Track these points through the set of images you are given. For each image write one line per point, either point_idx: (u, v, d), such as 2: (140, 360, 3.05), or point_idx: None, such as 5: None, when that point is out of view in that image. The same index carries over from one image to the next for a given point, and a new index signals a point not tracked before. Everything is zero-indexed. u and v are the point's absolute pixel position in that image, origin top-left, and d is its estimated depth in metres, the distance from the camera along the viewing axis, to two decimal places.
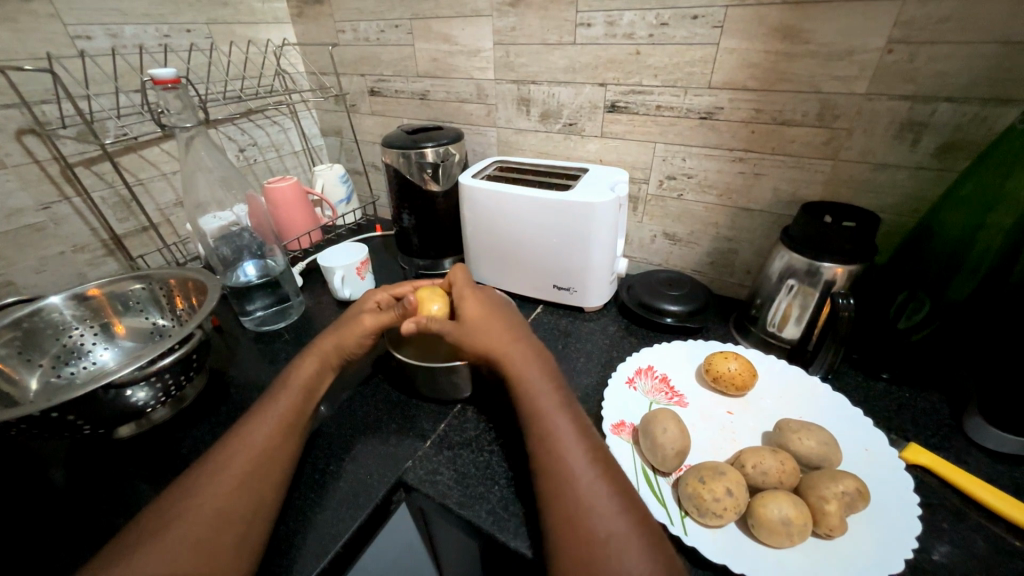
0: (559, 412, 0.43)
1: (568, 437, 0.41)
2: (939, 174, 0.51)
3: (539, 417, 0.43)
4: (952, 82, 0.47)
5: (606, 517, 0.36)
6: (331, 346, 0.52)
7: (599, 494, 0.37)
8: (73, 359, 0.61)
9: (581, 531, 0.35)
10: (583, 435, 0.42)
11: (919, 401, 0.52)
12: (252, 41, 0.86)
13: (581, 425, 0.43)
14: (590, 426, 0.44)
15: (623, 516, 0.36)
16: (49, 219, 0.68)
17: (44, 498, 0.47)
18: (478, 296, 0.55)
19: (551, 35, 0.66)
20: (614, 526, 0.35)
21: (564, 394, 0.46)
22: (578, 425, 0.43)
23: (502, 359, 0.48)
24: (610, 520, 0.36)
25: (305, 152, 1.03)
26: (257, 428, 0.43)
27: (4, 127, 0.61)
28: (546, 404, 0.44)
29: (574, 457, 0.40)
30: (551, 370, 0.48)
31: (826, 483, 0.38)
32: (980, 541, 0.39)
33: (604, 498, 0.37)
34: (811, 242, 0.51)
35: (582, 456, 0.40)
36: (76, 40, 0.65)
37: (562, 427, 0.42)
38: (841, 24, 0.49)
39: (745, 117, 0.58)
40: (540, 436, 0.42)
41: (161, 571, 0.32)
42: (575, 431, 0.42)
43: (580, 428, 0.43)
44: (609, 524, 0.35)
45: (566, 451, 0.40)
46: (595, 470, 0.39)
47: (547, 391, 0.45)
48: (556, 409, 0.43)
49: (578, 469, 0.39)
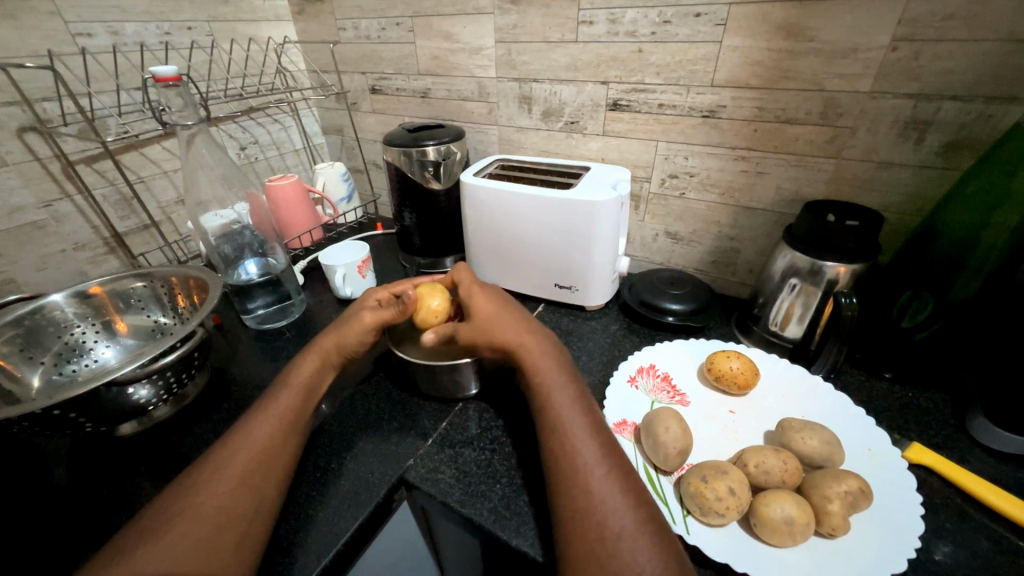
0: (572, 406, 0.43)
1: (581, 432, 0.41)
2: (943, 173, 0.51)
3: (552, 411, 0.43)
4: (957, 80, 0.46)
5: (617, 512, 0.36)
6: (331, 346, 0.52)
7: (611, 489, 0.37)
8: (75, 357, 0.61)
9: (592, 525, 0.35)
10: (596, 431, 0.42)
11: (921, 400, 0.52)
12: (253, 38, 0.86)
13: (590, 419, 0.43)
14: (600, 419, 0.43)
15: (634, 511, 0.36)
16: (50, 217, 0.68)
17: (46, 495, 0.47)
18: (490, 292, 0.56)
19: (553, 33, 0.66)
20: (625, 522, 0.35)
21: (574, 387, 0.46)
22: (591, 421, 0.43)
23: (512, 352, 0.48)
24: (621, 515, 0.35)
25: (306, 150, 1.03)
26: (261, 425, 0.43)
27: (5, 124, 0.61)
28: (560, 400, 0.44)
29: (587, 451, 0.40)
30: (567, 365, 0.48)
31: (829, 483, 0.38)
32: (984, 541, 0.39)
33: (616, 493, 0.37)
34: (814, 241, 0.51)
35: (595, 451, 0.40)
36: (77, 37, 0.65)
37: (576, 422, 0.42)
38: (845, 21, 0.48)
39: (748, 116, 0.58)
40: (553, 430, 0.42)
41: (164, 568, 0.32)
42: (588, 425, 0.42)
43: (594, 423, 0.43)
44: (620, 519, 0.35)
45: (580, 445, 0.40)
46: (607, 465, 0.39)
47: (561, 385, 0.45)
48: (570, 403, 0.44)
49: (591, 463, 0.39)
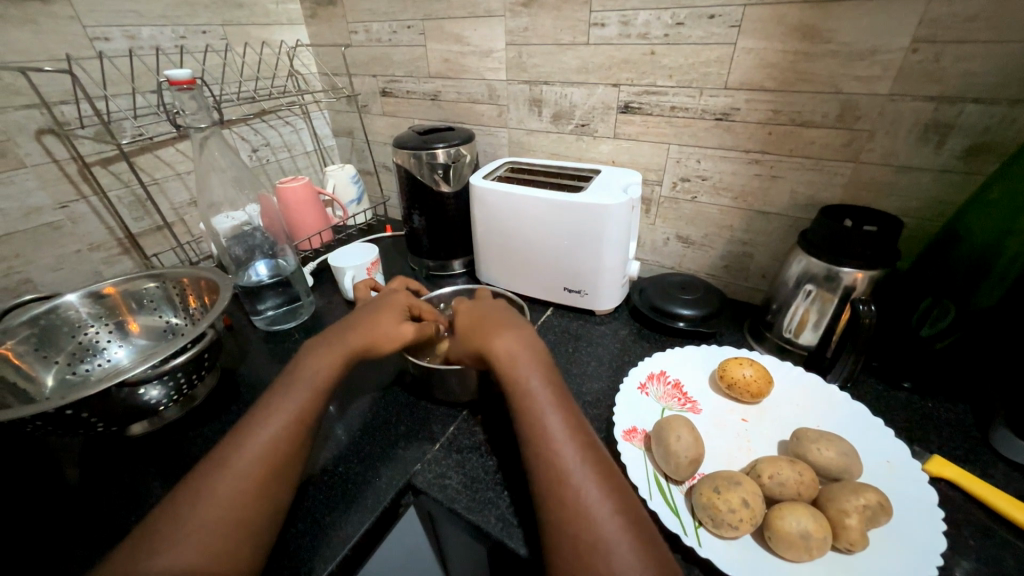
0: (550, 409, 0.42)
1: (558, 436, 0.40)
2: (966, 177, 0.49)
3: (529, 416, 0.42)
4: (979, 83, 0.45)
5: (594, 521, 0.35)
6: (360, 343, 0.50)
7: (589, 497, 0.36)
8: (88, 357, 0.62)
9: (569, 535, 0.35)
10: (576, 433, 0.40)
11: (941, 411, 0.51)
12: (266, 42, 0.87)
13: (570, 423, 0.41)
14: (582, 421, 0.42)
15: (613, 520, 0.35)
16: (67, 218, 0.69)
17: (58, 494, 0.48)
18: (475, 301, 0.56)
19: (564, 35, 0.66)
20: (602, 532, 0.34)
21: (554, 389, 0.44)
22: (570, 424, 0.41)
23: (489, 355, 0.47)
24: (599, 525, 0.35)
25: (317, 153, 1.04)
26: (269, 423, 0.42)
27: (24, 127, 0.62)
28: (537, 402, 0.42)
29: (565, 457, 0.38)
30: (546, 365, 0.46)
31: (847, 496, 0.37)
32: (1009, 558, 0.38)
33: (593, 500, 0.36)
34: (831, 246, 0.49)
35: (574, 456, 0.39)
36: (95, 41, 0.66)
37: (553, 426, 0.41)
38: (864, 23, 0.47)
39: (762, 119, 0.57)
40: (530, 436, 0.41)
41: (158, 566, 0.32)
42: (566, 428, 0.41)
43: (573, 425, 0.41)
44: (597, 530, 0.34)
45: (557, 451, 0.39)
46: (586, 470, 0.38)
47: (539, 387, 0.44)
48: (547, 406, 0.42)
49: (569, 470, 0.38)
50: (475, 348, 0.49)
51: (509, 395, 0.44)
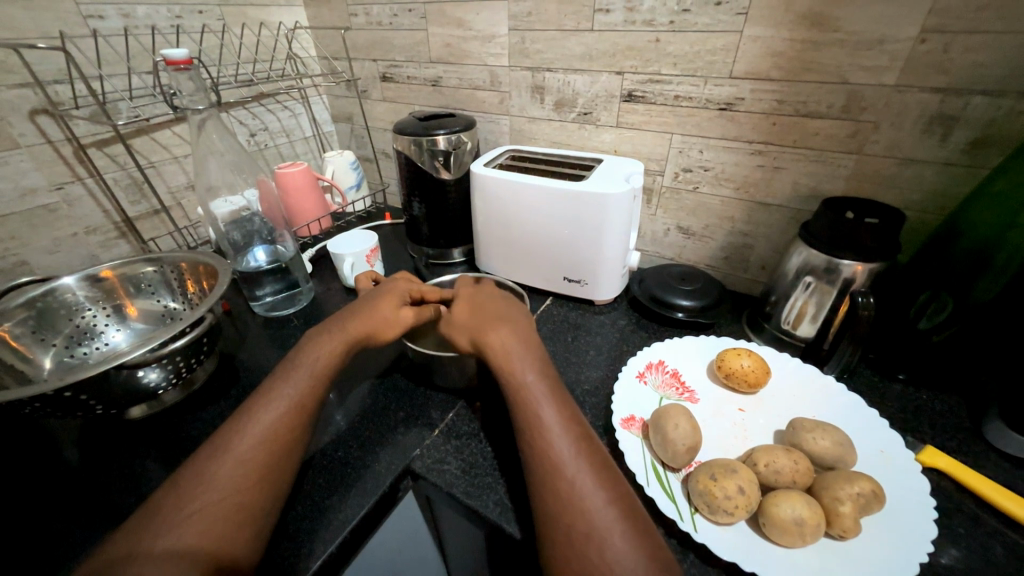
0: (545, 401, 0.42)
1: (552, 427, 0.40)
2: (970, 170, 0.49)
3: (524, 409, 0.42)
4: (988, 74, 0.45)
5: (588, 512, 0.35)
6: (361, 329, 0.50)
7: (582, 486, 0.36)
8: (86, 340, 0.62)
9: (561, 525, 0.35)
10: (570, 425, 0.41)
11: (936, 403, 0.51)
12: (264, 23, 0.86)
13: (564, 415, 0.41)
14: (575, 412, 0.42)
15: (606, 510, 0.35)
16: (62, 200, 0.68)
17: (57, 476, 0.48)
18: (475, 292, 0.56)
19: (568, 21, 0.65)
20: (595, 521, 0.34)
21: (549, 380, 0.44)
22: (565, 415, 0.41)
23: (485, 346, 0.47)
24: (592, 515, 0.35)
25: (315, 138, 1.03)
26: (266, 412, 0.41)
27: (18, 107, 0.61)
28: (532, 394, 0.43)
29: (559, 448, 0.39)
30: (540, 358, 0.47)
31: (841, 485, 0.38)
32: (998, 547, 0.39)
33: (587, 491, 0.36)
34: (832, 239, 0.49)
35: (568, 448, 0.39)
36: (89, 19, 0.65)
37: (547, 419, 0.41)
38: (873, 11, 0.47)
39: (767, 109, 0.56)
40: (525, 428, 0.41)
41: (156, 551, 0.32)
42: (561, 420, 0.41)
43: (567, 416, 0.41)
44: (590, 520, 0.35)
45: (552, 443, 0.39)
46: (580, 461, 0.38)
47: (533, 378, 0.44)
48: (541, 398, 0.42)
49: (562, 462, 0.38)
50: (469, 337, 0.50)
51: (503, 387, 0.45)
